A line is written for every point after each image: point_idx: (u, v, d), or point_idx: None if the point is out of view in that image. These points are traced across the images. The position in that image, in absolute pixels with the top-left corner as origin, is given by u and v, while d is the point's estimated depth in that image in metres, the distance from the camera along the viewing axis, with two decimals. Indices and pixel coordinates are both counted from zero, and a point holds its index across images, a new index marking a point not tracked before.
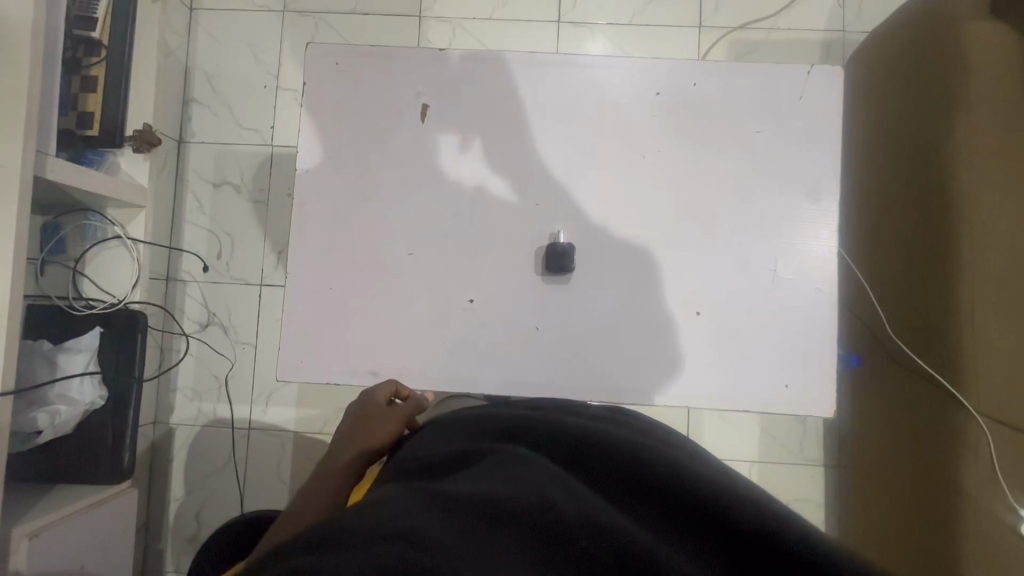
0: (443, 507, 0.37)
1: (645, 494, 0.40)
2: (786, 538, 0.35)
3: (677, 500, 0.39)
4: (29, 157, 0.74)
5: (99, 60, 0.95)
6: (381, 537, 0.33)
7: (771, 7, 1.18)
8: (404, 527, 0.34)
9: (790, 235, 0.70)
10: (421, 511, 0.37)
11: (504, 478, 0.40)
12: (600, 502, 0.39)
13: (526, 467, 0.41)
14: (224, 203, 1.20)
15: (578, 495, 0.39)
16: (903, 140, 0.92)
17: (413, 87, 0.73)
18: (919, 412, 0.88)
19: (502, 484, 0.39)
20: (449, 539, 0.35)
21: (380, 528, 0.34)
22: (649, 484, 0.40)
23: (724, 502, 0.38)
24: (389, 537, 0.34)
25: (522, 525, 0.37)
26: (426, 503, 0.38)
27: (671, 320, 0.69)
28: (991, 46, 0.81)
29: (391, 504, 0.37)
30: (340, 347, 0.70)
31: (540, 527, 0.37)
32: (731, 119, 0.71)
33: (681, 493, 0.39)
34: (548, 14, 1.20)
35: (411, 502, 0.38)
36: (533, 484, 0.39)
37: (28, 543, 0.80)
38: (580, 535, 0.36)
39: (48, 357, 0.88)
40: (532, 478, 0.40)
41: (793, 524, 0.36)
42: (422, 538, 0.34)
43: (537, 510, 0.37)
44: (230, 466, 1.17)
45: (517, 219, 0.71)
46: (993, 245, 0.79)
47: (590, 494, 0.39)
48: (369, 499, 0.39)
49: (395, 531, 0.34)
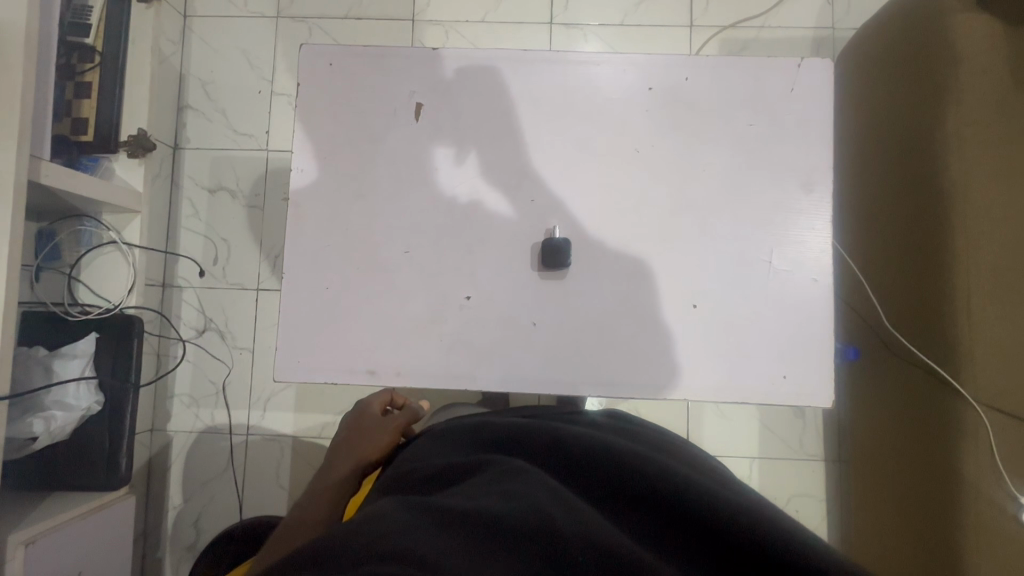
0: (442, 524, 0.38)
1: (639, 505, 0.42)
2: (768, 538, 0.37)
3: (669, 509, 0.41)
4: (24, 160, 0.74)
5: (93, 65, 0.95)
6: (375, 554, 0.34)
7: (761, 5, 1.19)
8: (401, 543, 0.35)
9: (785, 226, 0.70)
10: (419, 525, 0.38)
11: (499, 494, 0.42)
12: (594, 514, 0.41)
13: (523, 484, 0.43)
14: (219, 209, 1.20)
15: (573, 508, 0.40)
16: (893, 135, 0.92)
17: (406, 86, 0.73)
18: (913, 409, 0.88)
19: (498, 500, 0.41)
20: (446, 555, 0.35)
21: (376, 545, 0.35)
22: (642, 497, 0.43)
23: (715, 508, 0.40)
24: (389, 551, 0.35)
25: (518, 540, 0.38)
26: (422, 519, 0.39)
27: (668, 314, 0.69)
28: (980, 39, 0.82)
29: (387, 519, 0.38)
30: (336, 347, 0.69)
31: (536, 541, 0.38)
32: (724, 112, 0.71)
33: (673, 504, 0.41)
34: (541, 16, 1.21)
35: (408, 517, 0.39)
36: (530, 499, 0.41)
37: (25, 549, 0.79)
38: (576, 548, 0.37)
39: (43, 363, 0.87)
40: (528, 494, 0.41)
41: (776, 525, 0.38)
42: (422, 550, 0.35)
43: (533, 523, 0.39)
44: (229, 473, 1.16)
45: (512, 216, 0.71)
46: (985, 237, 0.80)
47: (583, 506, 0.41)
48: (365, 513, 0.40)
49: (391, 545, 0.35)
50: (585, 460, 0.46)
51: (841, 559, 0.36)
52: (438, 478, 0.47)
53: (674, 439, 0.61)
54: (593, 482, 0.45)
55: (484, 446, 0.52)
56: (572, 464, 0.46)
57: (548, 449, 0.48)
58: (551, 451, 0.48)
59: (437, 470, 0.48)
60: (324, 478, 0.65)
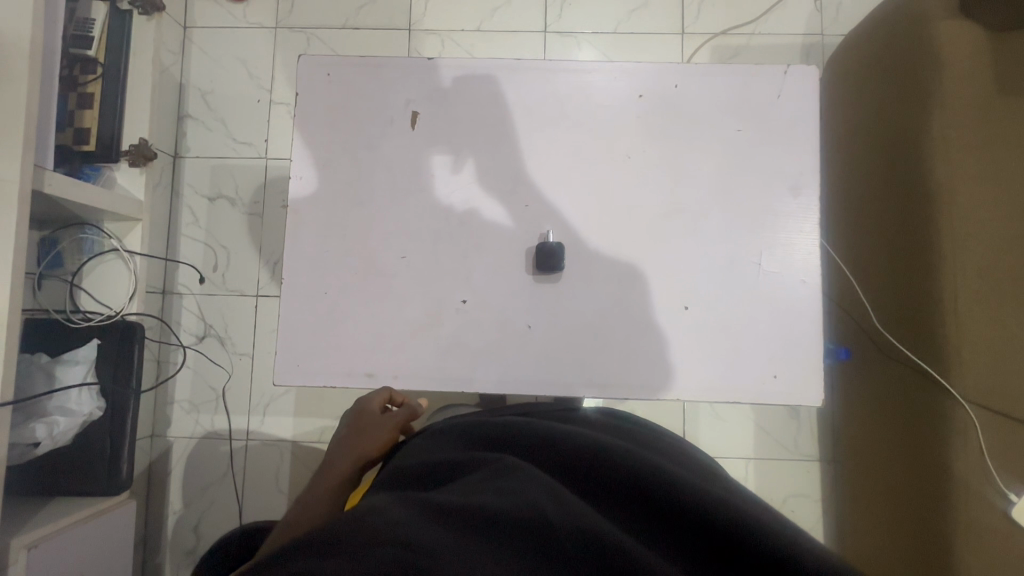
0: (437, 517, 0.39)
1: (629, 498, 0.44)
2: (751, 532, 0.39)
3: (657, 504, 0.42)
4: (28, 170, 0.75)
5: (95, 77, 0.97)
6: (374, 543, 0.36)
7: (752, 12, 1.22)
8: (398, 533, 0.37)
9: (775, 229, 0.71)
10: (415, 517, 0.39)
11: (493, 490, 0.43)
12: (585, 507, 0.42)
13: (516, 479, 0.44)
14: (219, 216, 1.22)
15: (564, 502, 0.42)
16: (881, 138, 0.94)
17: (402, 95, 0.74)
18: (904, 406, 0.90)
19: (492, 495, 0.42)
20: (441, 544, 0.37)
21: (373, 534, 0.37)
22: (631, 492, 0.44)
23: (702, 504, 0.41)
24: (387, 540, 0.36)
25: (511, 532, 0.39)
26: (418, 512, 0.40)
27: (660, 315, 0.70)
28: (963, 45, 0.84)
29: (384, 512, 0.39)
30: (335, 350, 0.71)
31: (529, 533, 0.39)
32: (713, 118, 0.73)
33: (662, 499, 0.43)
34: (536, 24, 1.23)
35: (405, 509, 0.40)
36: (522, 494, 0.42)
37: (27, 553, 0.80)
38: (567, 538, 0.39)
39: (46, 368, 0.90)
40: (521, 489, 0.43)
41: (759, 519, 0.39)
42: (419, 539, 0.36)
43: (526, 516, 0.40)
44: (229, 477, 1.17)
45: (507, 221, 0.73)
46: (970, 238, 0.82)
47: (575, 499, 0.43)
48: (362, 507, 0.41)
49: (388, 537, 0.36)
50: (576, 457, 0.47)
51: (821, 550, 0.38)
52: (433, 475, 0.48)
53: (667, 436, 0.62)
54: (583, 477, 0.46)
55: (479, 444, 0.53)
56: (564, 460, 0.48)
57: (541, 446, 0.50)
58: (544, 447, 0.49)
59: (431, 467, 0.49)
60: (324, 474, 0.66)
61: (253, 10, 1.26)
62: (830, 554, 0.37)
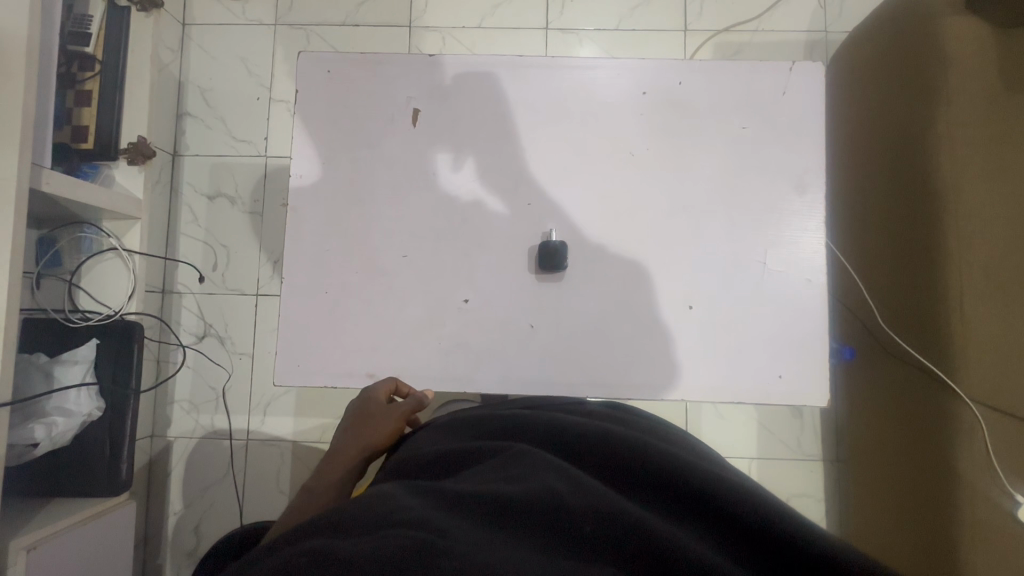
0: (449, 505, 0.39)
1: (643, 485, 0.43)
2: (770, 522, 0.37)
3: (674, 491, 0.42)
4: (25, 168, 0.74)
5: (93, 74, 0.96)
6: (385, 527, 0.35)
7: (755, 9, 1.21)
8: (411, 518, 0.36)
9: (778, 228, 0.71)
10: (425, 503, 0.39)
11: (505, 478, 0.42)
12: (601, 487, 0.41)
13: (527, 465, 0.43)
14: (219, 214, 1.21)
15: (579, 485, 0.41)
16: (886, 132, 0.94)
17: (403, 92, 0.74)
18: (911, 397, 0.89)
19: (504, 482, 0.41)
20: (453, 529, 0.36)
21: (385, 519, 0.36)
22: (645, 479, 0.43)
23: (721, 492, 0.40)
24: (399, 523, 0.36)
25: (525, 517, 0.38)
26: (427, 500, 0.39)
27: (662, 315, 0.70)
28: (969, 40, 0.83)
29: (394, 499, 0.39)
30: (336, 351, 0.70)
31: (544, 517, 0.38)
32: (719, 115, 0.72)
33: (676, 486, 0.42)
34: (537, 21, 1.22)
35: (415, 497, 0.39)
36: (536, 479, 0.41)
37: (26, 554, 0.79)
38: (584, 520, 0.38)
39: (44, 369, 0.88)
40: (532, 475, 0.42)
41: (777, 509, 0.38)
42: (432, 522, 0.36)
43: (540, 500, 0.39)
44: (229, 476, 1.16)
45: (509, 220, 0.72)
46: (977, 231, 0.81)
47: (589, 481, 0.42)
48: (371, 494, 0.40)
49: (401, 521, 0.36)
50: (584, 445, 0.47)
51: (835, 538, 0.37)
52: (440, 464, 0.48)
53: (674, 430, 0.61)
54: (596, 465, 0.45)
55: (487, 435, 0.52)
56: (574, 449, 0.47)
57: (550, 435, 0.49)
58: (552, 437, 0.49)
59: (438, 456, 0.48)
60: (329, 466, 0.65)
61: (252, 7, 1.25)
62: (844, 542, 0.37)
